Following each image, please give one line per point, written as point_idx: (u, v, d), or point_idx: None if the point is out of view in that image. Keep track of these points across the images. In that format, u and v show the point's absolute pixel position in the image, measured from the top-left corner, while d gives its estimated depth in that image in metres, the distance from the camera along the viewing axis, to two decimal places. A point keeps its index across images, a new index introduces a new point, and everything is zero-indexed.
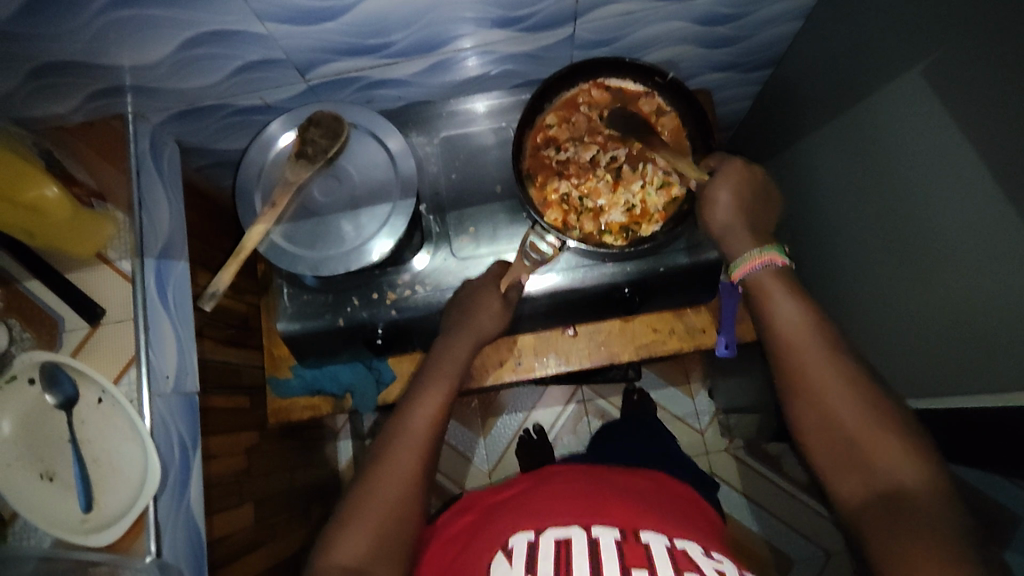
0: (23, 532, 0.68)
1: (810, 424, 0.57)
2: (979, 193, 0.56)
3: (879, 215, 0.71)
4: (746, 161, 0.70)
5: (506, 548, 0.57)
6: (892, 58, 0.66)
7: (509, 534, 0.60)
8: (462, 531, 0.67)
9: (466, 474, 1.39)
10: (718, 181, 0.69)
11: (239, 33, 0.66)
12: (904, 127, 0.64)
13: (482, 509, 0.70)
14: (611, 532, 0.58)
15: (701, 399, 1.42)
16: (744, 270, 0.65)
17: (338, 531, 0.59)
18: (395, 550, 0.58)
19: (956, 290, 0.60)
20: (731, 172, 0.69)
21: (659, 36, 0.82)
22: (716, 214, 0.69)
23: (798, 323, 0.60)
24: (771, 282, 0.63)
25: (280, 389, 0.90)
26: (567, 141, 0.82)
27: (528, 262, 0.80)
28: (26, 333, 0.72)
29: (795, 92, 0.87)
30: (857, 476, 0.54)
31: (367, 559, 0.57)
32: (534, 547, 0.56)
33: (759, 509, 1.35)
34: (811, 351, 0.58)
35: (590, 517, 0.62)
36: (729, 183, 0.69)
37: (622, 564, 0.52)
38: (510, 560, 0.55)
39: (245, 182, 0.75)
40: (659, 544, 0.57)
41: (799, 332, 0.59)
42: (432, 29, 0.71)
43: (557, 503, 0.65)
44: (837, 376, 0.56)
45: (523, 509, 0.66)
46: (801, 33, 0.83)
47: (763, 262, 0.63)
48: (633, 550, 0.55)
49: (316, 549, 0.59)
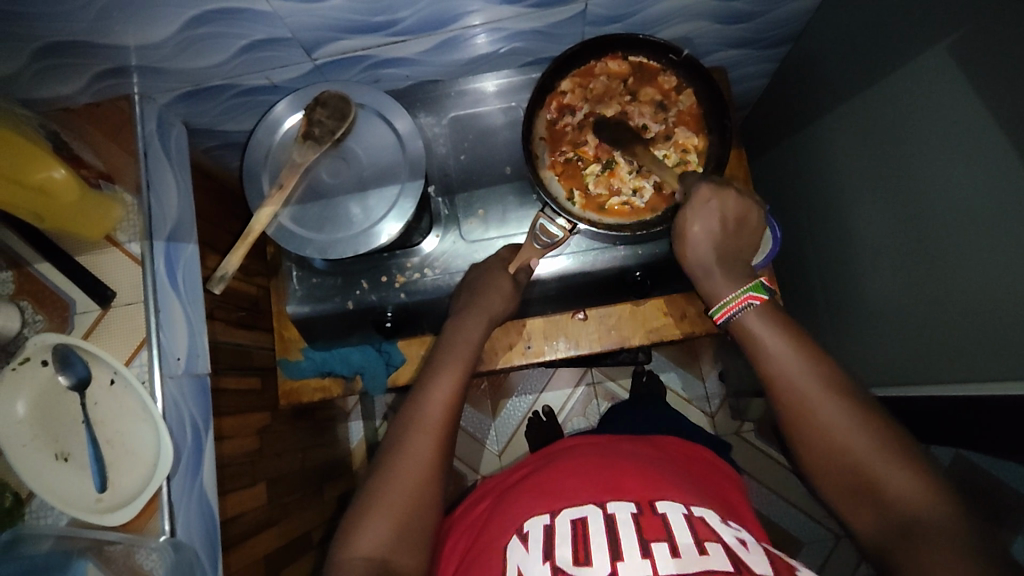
0: (38, 512, 0.71)
1: (818, 454, 0.57)
2: (1009, 178, 0.54)
3: (900, 196, 0.69)
4: (717, 188, 0.69)
5: (521, 531, 0.58)
6: (916, 34, 0.63)
7: (523, 517, 0.60)
8: (482, 514, 0.68)
9: (477, 456, 1.39)
10: (691, 213, 0.69)
11: (244, 11, 0.65)
12: (930, 107, 0.62)
13: (497, 493, 0.70)
14: (627, 506, 0.58)
15: (711, 381, 1.40)
16: (724, 316, 0.66)
17: (359, 521, 0.59)
18: (415, 538, 0.59)
19: (985, 277, 0.59)
20: (701, 200, 0.69)
21: (673, 12, 0.79)
22: (694, 247, 0.70)
23: (788, 353, 0.60)
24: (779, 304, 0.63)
25: (291, 371, 0.90)
26: (584, 114, 0.80)
27: (539, 246, 0.75)
28: (37, 316, 0.74)
29: (813, 69, 0.85)
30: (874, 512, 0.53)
31: (387, 549, 0.57)
32: (549, 530, 0.57)
33: (767, 491, 1.35)
34: (799, 376, 0.59)
35: (604, 489, 0.61)
36: (699, 214, 0.69)
37: (641, 540, 0.53)
38: (526, 546, 0.55)
39: (252, 163, 0.75)
40: (677, 513, 0.57)
41: (788, 352, 0.60)
42: (439, 6, 0.70)
43: (570, 476, 0.65)
44: (823, 396, 0.57)
45: (539, 484, 0.66)
46: (822, 7, 0.80)
47: (743, 307, 0.64)
48: (649, 522, 0.55)
49: (336, 540, 0.59)
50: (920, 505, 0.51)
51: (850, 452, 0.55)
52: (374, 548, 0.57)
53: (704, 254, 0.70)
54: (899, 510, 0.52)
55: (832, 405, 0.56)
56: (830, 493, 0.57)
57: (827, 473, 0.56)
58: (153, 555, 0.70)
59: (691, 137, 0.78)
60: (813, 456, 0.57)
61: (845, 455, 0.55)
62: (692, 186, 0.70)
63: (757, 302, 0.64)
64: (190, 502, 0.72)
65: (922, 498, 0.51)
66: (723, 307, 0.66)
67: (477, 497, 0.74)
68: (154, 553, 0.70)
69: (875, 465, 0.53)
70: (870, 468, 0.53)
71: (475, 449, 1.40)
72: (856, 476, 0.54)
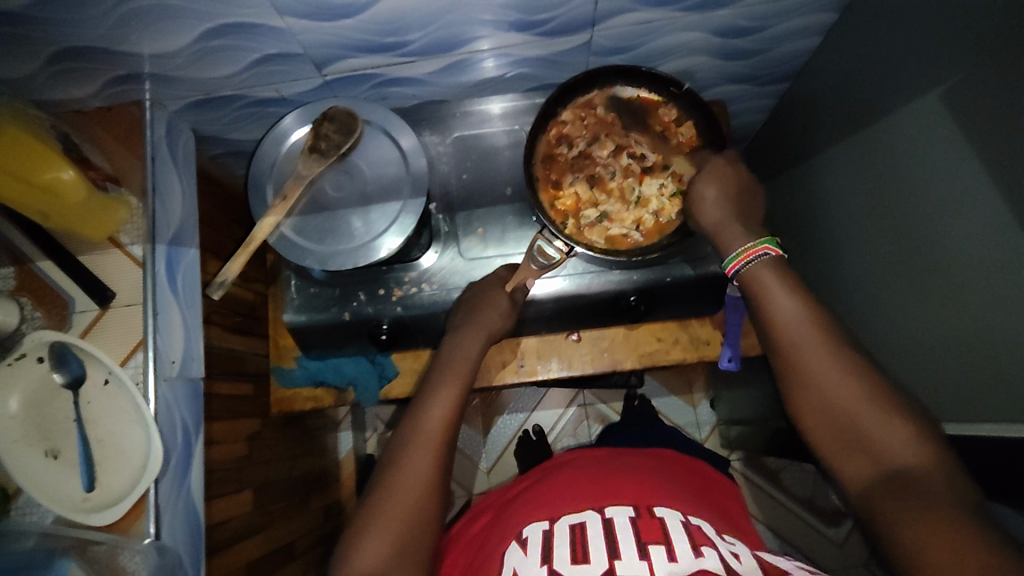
0: (25, 508, 0.71)
1: (813, 408, 0.57)
2: (996, 227, 0.56)
3: (894, 236, 0.71)
4: (730, 160, 0.72)
5: (521, 538, 0.58)
6: (910, 81, 0.65)
7: (524, 526, 0.61)
8: (480, 531, 0.68)
9: (466, 473, 1.39)
10: (702, 178, 0.70)
11: (258, 26, 0.67)
12: (921, 152, 0.64)
13: (498, 508, 0.71)
14: (625, 510, 0.59)
15: (702, 409, 1.41)
16: (735, 267, 0.65)
17: (357, 537, 0.59)
18: (415, 558, 0.58)
19: (975, 318, 0.60)
20: (715, 170, 0.71)
21: (676, 46, 0.81)
22: (705, 210, 0.70)
23: (792, 305, 0.60)
24: (760, 270, 0.63)
25: (284, 379, 0.91)
26: (581, 147, 0.81)
27: (536, 267, 0.76)
28: (36, 312, 0.74)
29: (811, 108, 0.87)
30: (865, 463, 0.53)
31: (383, 567, 0.56)
32: (547, 535, 0.57)
33: (758, 523, 1.35)
34: (799, 329, 0.59)
35: (602, 497, 0.62)
36: (714, 181, 0.70)
37: (639, 542, 0.53)
38: (525, 550, 0.55)
39: (258, 173, 0.76)
40: (674, 519, 0.57)
41: (789, 299, 0.60)
42: (449, 30, 0.72)
43: (568, 487, 0.66)
44: (820, 345, 0.57)
45: (537, 497, 0.67)
46: (821, 48, 0.83)
47: (756, 254, 0.63)
48: (648, 526, 0.55)
49: (336, 561, 0.59)
50: (910, 456, 0.51)
51: (845, 406, 0.55)
52: (374, 562, 0.56)
53: (717, 217, 0.69)
54: (894, 464, 0.52)
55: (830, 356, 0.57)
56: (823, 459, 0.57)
57: (820, 424, 0.56)
58: (137, 557, 0.70)
59: (690, 168, 0.79)
60: (807, 409, 0.57)
61: (837, 406, 0.55)
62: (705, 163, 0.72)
63: (772, 253, 0.64)
64: (177, 503, 0.73)
65: (914, 454, 0.51)
66: (734, 259, 0.65)
67: (475, 514, 0.74)
68: (137, 556, 0.70)
69: (868, 417, 0.54)
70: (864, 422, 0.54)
71: (465, 466, 1.40)
72: (850, 429, 0.54)
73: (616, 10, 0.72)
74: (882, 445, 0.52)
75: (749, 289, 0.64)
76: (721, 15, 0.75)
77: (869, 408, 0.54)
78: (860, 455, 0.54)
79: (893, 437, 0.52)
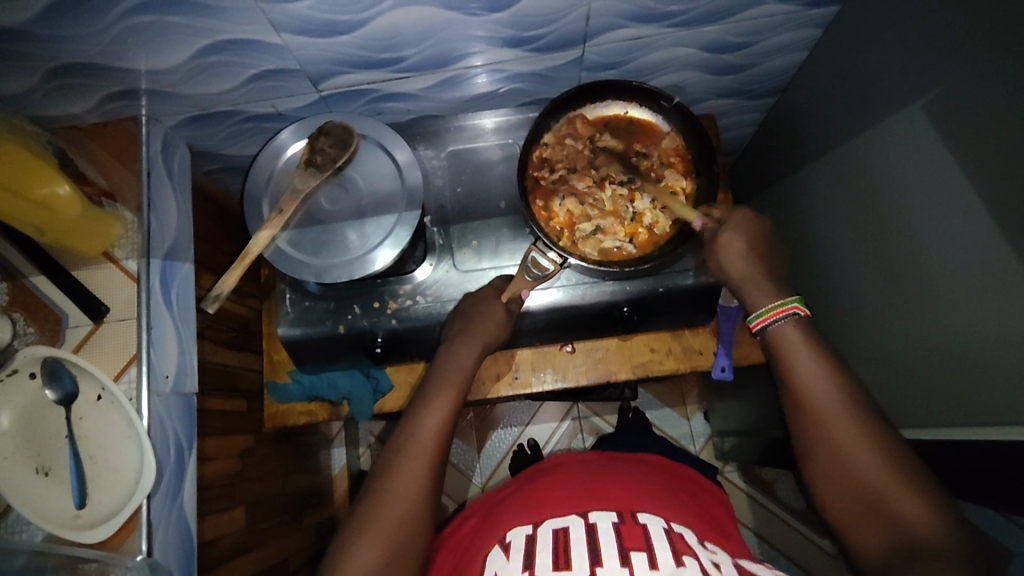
0: (16, 526, 0.70)
1: (831, 471, 0.58)
2: (978, 233, 0.57)
3: (879, 245, 0.72)
4: (754, 213, 0.72)
5: (504, 542, 0.58)
6: (892, 93, 0.67)
7: (508, 530, 0.61)
8: (468, 533, 0.68)
9: (460, 489, 1.38)
10: (730, 229, 0.71)
11: (255, 42, 0.67)
12: (904, 163, 0.66)
13: (485, 511, 0.71)
14: (609, 516, 0.59)
15: (697, 421, 1.42)
16: (762, 322, 0.67)
17: (348, 547, 0.58)
18: (406, 568, 0.58)
19: (959, 323, 0.61)
20: (743, 222, 0.71)
21: (666, 61, 0.83)
22: (729, 260, 0.70)
23: (818, 368, 0.62)
24: (784, 329, 0.65)
25: (278, 394, 0.91)
26: (563, 172, 0.82)
27: (530, 278, 0.77)
28: (29, 328, 0.74)
29: (798, 121, 0.89)
30: (880, 526, 0.55)
31: None
32: (530, 540, 0.56)
33: (753, 535, 1.34)
34: (820, 393, 0.60)
35: (587, 502, 0.62)
36: (740, 232, 0.71)
37: (621, 549, 0.53)
38: (508, 555, 0.55)
39: (253, 187, 0.77)
40: (657, 526, 0.57)
41: (815, 361, 0.62)
42: (442, 47, 0.73)
43: (554, 491, 0.66)
44: (840, 410, 0.59)
45: (522, 501, 0.67)
46: (806, 63, 0.85)
47: (784, 314, 0.65)
48: (631, 532, 0.55)
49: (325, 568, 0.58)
50: (925, 527, 0.53)
51: (864, 474, 0.56)
52: (366, 572, 0.56)
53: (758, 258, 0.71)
54: (910, 533, 0.53)
55: (850, 422, 0.58)
56: (835, 521, 0.59)
57: (837, 489, 0.58)
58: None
59: (680, 179, 0.81)
60: (824, 468, 0.59)
61: (854, 470, 0.57)
62: (730, 212, 0.72)
63: (801, 313, 0.66)
64: (169, 521, 0.72)
65: (927, 523, 0.53)
66: (763, 314, 0.67)
67: (466, 515, 0.74)
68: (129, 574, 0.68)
69: (885, 484, 0.55)
70: (882, 489, 0.55)
71: (459, 482, 1.39)
72: (869, 494, 0.56)
73: (606, 26, 0.74)
74: (901, 514, 0.54)
75: (773, 346, 0.65)
76: (709, 31, 0.77)
77: (886, 474, 0.55)
78: (876, 519, 0.55)
79: (911, 506, 0.54)
